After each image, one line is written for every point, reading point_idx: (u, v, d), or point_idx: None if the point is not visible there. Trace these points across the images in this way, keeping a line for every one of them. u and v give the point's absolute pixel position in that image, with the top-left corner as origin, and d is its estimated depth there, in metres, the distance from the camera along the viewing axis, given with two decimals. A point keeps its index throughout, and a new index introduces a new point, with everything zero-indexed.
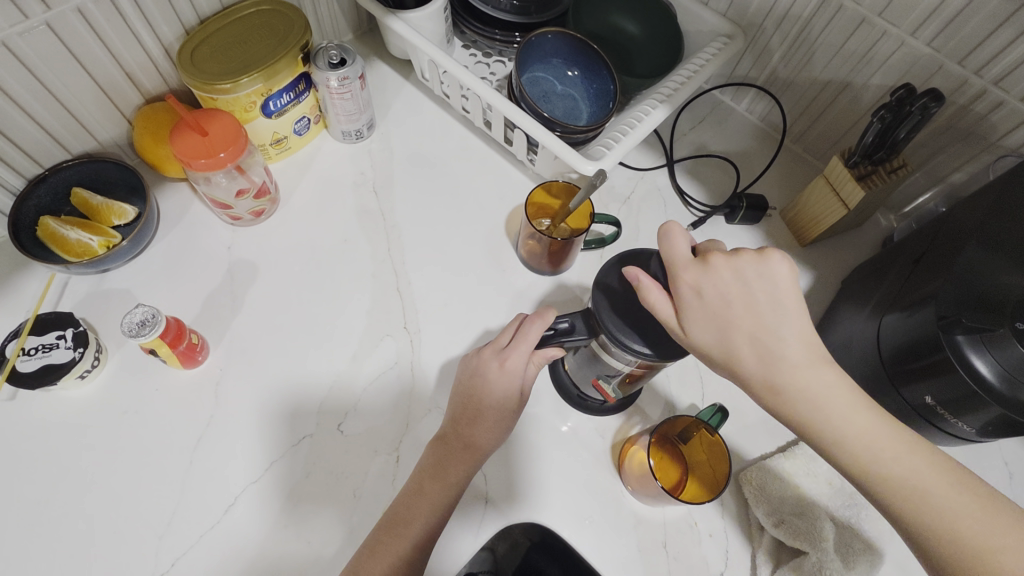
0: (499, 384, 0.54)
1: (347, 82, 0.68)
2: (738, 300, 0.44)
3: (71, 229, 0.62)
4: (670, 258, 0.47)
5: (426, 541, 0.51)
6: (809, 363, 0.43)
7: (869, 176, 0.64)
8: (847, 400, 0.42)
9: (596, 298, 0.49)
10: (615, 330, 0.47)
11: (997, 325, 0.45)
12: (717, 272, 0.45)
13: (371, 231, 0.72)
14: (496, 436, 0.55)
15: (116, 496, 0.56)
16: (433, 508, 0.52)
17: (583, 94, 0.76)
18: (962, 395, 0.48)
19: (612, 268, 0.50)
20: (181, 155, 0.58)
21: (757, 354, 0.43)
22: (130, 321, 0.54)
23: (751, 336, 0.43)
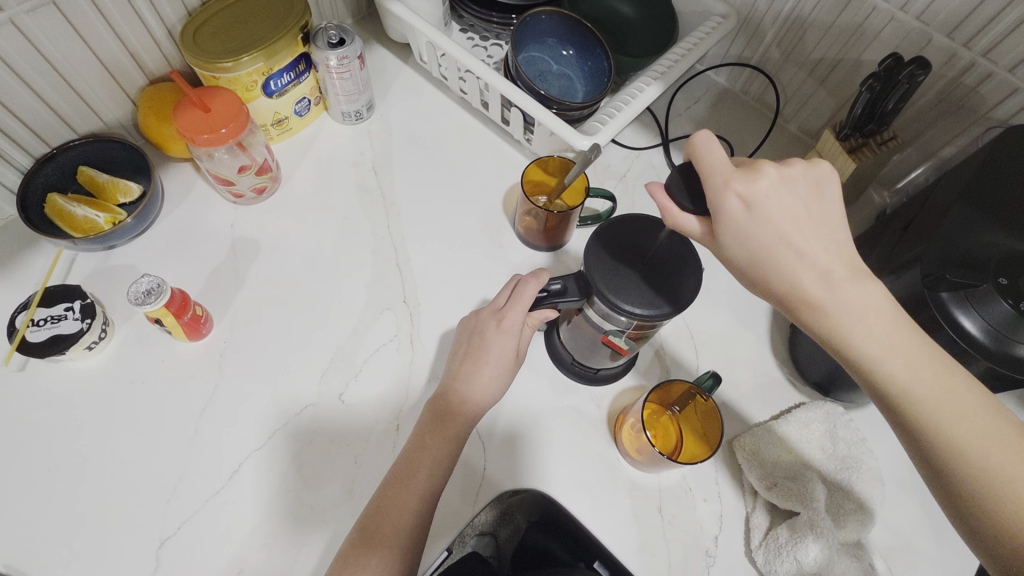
0: (498, 340, 0.57)
1: (346, 61, 0.69)
2: (785, 210, 0.41)
3: (78, 206, 0.63)
4: (714, 165, 0.42)
5: (427, 498, 0.52)
6: (853, 278, 0.41)
7: (860, 148, 0.66)
8: (890, 317, 0.40)
9: (586, 256, 0.50)
10: (605, 289, 0.48)
11: (981, 281, 0.47)
12: (769, 180, 0.42)
13: (370, 210, 0.74)
14: (493, 392, 0.57)
15: (125, 463, 0.57)
16: (435, 460, 0.53)
17: (579, 74, 0.77)
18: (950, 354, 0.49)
19: (603, 229, 0.51)
20: (184, 130, 0.60)
21: (803, 266, 0.41)
22: (136, 290, 0.55)
23: (797, 247, 0.41)
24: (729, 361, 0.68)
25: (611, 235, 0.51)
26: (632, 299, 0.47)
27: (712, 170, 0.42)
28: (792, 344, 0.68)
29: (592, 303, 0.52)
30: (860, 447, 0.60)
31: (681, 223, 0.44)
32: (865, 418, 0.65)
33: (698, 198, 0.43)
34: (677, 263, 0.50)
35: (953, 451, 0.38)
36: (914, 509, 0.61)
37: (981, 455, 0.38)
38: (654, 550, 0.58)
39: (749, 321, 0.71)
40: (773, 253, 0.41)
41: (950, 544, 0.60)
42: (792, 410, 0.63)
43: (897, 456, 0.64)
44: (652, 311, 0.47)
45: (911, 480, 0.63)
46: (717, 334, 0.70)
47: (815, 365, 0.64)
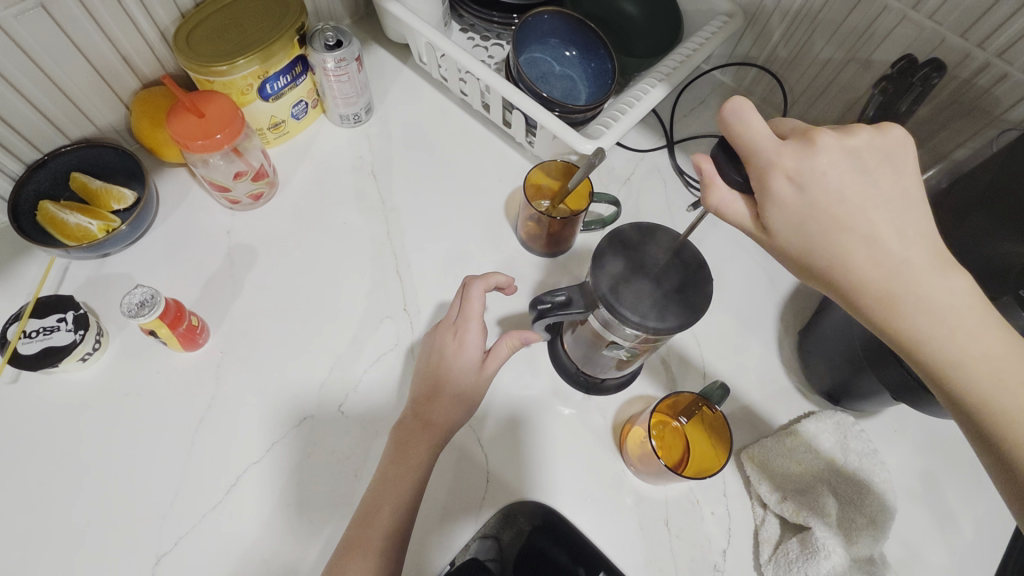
0: (461, 355, 0.56)
1: (344, 64, 0.67)
2: (849, 187, 0.37)
3: (70, 213, 0.62)
4: (761, 142, 0.39)
5: (402, 527, 0.50)
6: (937, 267, 0.36)
7: None
8: (976, 311, 0.36)
9: (592, 266, 0.49)
10: (612, 299, 0.47)
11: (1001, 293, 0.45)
12: (826, 155, 0.38)
13: (369, 215, 0.72)
14: (455, 415, 0.55)
15: (119, 477, 0.56)
16: (400, 494, 0.51)
17: (582, 75, 0.76)
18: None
19: (614, 240, 0.50)
20: (178, 136, 0.58)
21: (874, 252, 0.37)
22: (129, 301, 0.54)
23: (868, 233, 0.37)
24: (736, 369, 0.67)
25: (622, 247, 0.49)
26: (633, 309, 0.46)
27: (755, 145, 0.38)
28: (800, 352, 0.66)
29: (599, 314, 0.51)
30: (871, 459, 0.58)
31: (724, 203, 0.41)
32: (876, 427, 0.64)
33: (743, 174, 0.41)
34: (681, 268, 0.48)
35: None
36: (925, 519, 0.60)
37: None
38: (661, 564, 0.57)
39: (756, 327, 0.69)
40: (836, 241, 0.37)
41: (962, 554, 0.59)
42: (803, 419, 0.62)
43: (908, 466, 0.63)
44: (647, 325, 0.46)
45: (922, 490, 0.62)
46: (724, 341, 0.68)
47: (824, 374, 0.63)
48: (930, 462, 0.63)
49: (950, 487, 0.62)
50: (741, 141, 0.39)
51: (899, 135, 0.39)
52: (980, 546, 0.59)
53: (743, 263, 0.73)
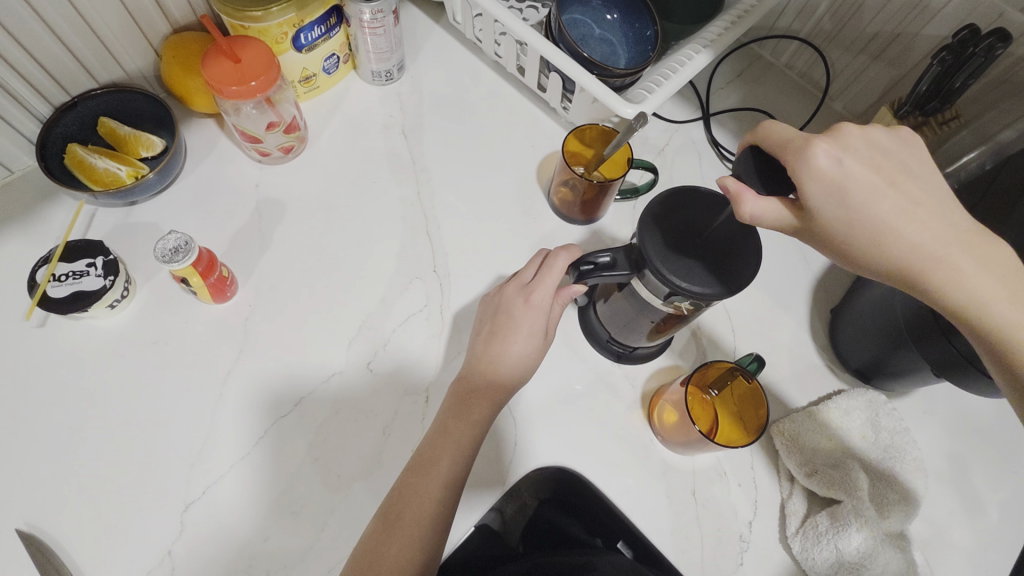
0: (527, 318, 0.54)
1: (380, 15, 0.66)
2: (874, 170, 0.41)
3: (98, 157, 0.61)
4: (787, 133, 0.42)
5: (456, 479, 0.49)
6: (971, 234, 0.40)
7: (920, 127, 0.64)
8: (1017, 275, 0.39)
9: (640, 236, 0.47)
10: (667, 273, 0.45)
11: None
12: (854, 141, 0.42)
13: (400, 175, 0.71)
14: (519, 375, 0.54)
15: (148, 426, 0.55)
16: (459, 449, 0.50)
17: (622, 40, 0.73)
18: None
19: (657, 203, 0.48)
20: (212, 81, 0.57)
21: (913, 220, 0.40)
22: (163, 247, 0.52)
23: (907, 203, 0.41)
24: (767, 344, 0.66)
25: (671, 208, 0.48)
26: (685, 273, 0.45)
27: (791, 135, 0.42)
28: (832, 330, 0.66)
29: (642, 277, 0.49)
30: (902, 437, 0.58)
31: (761, 203, 0.42)
32: (906, 408, 0.64)
33: (770, 183, 0.43)
34: (734, 232, 0.46)
35: None
36: (949, 499, 0.61)
37: None
38: (686, 533, 0.57)
39: (787, 304, 0.69)
40: (882, 211, 0.40)
41: (986, 535, 0.59)
42: (832, 397, 0.62)
43: (936, 447, 0.63)
44: (706, 290, 0.44)
45: (948, 472, 0.62)
46: (755, 317, 0.68)
47: (857, 351, 0.62)
48: (956, 445, 0.63)
49: (977, 471, 0.62)
50: (772, 135, 0.42)
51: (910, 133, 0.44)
52: (1004, 529, 0.60)
53: (777, 239, 0.72)
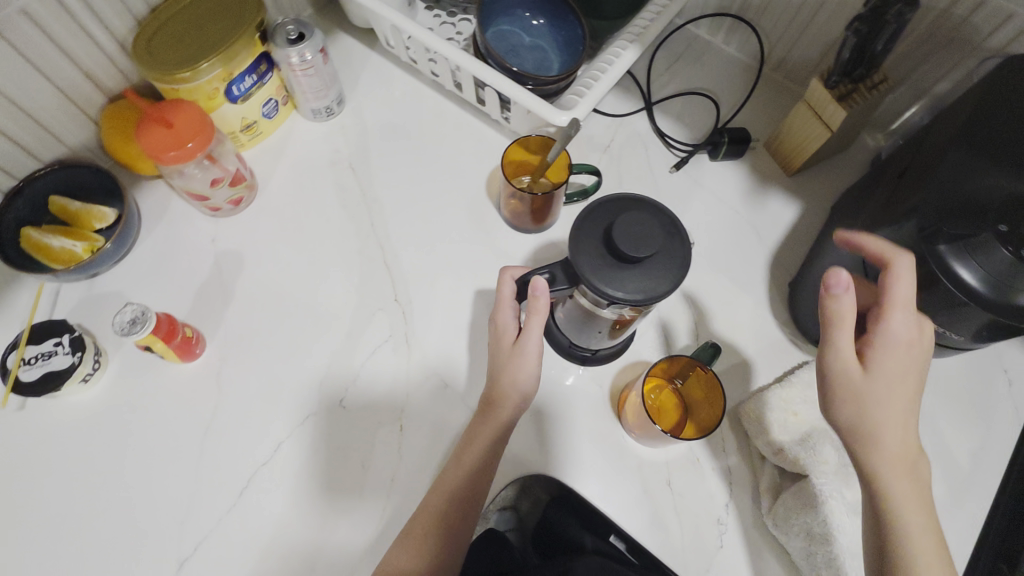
0: (523, 355, 0.54)
1: (308, 57, 0.66)
2: (892, 303, 0.46)
3: (53, 237, 0.62)
4: (631, 223, 0.46)
5: (477, 491, 0.53)
6: (889, 355, 0.47)
7: (851, 95, 0.63)
8: (901, 425, 0.47)
9: (570, 252, 0.47)
10: (599, 285, 0.46)
11: (981, 231, 0.42)
12: (904, 269, 0.45)
13: (352, 209, 0.72)
14: (514, 390, 0.54)
15: (137, 492, 0.57)
16: (464, 466, 0.53)
17: (552, 44, 0.73)
18: (941, 305, 0.47)
19: (585, 225, 0.48)
20: (149, 150, 0.58)
21: (885, 349, 0.47)
22: (122, 320, 0.54)
23: (882, 326, 0.47)
24: (729, 327, 0.68)
25: (593, 230, 0.48)
26: (614, 288, 0.45)
27: (629, 226, 0.46)
28: (791, 304, 0.67)
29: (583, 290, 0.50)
30: None
31: (611, 284, 0.45)
32: None
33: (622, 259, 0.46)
34: (661, 236, 0.46)
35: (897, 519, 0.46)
36: None
37: (913, 553, 0.44)
38: (665, 523, 0.59)
39: (746, 284, 0.70)
40: (874, 340, 0.47)
41: (958, 486, 0.62)
42: (794, 370, 0.64)
43: None
44: (626, 300, 0.45)
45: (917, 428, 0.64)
46: (714, 301, 0.69)
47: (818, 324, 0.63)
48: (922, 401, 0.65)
49: (943, 423, 0.65)
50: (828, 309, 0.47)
51: (909, 258, 0.46)
52: (973, 476, 0.63)
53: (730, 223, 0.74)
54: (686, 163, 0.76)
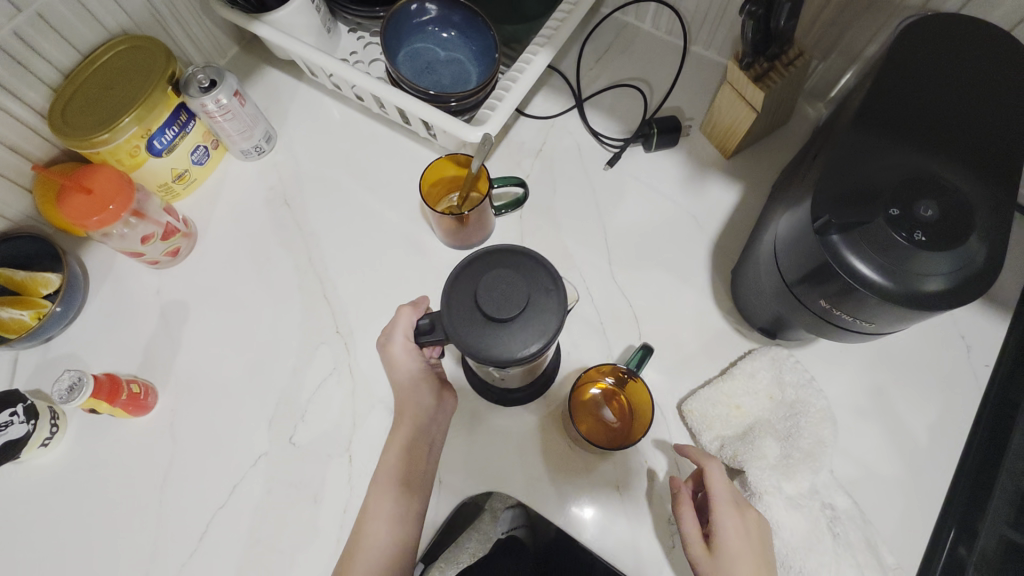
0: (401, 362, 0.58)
1: (223, 103, 0.67)
2: (733, 517, 0.52)
3: (0, 309, 0.64)
4: (494, 282, 0.46)
5: (410, 472, 0.56)
6: (737, 557, 0.50)
7: (767, 74, 0.61)
8: (742, 553, 0.50)
9: (439, 295, 0.48)
10: (451, 336, 0.46)
11: (871, 218, 0.42)
12: (718, 480, 0.53)
13: (290, 246, 0.73)
14: (415, 390, 0.58)
15: (103, 546, 0.60)
16: (397, 467, 0.56)
17: (469, 55, 0.72)
18: (846, 301, 0.45)
19: (453, 285, 0.48)
20: (73, 219, 0.60)
21: (733, 538, 0.51)
22: (60, 388, 0.57)
23: (736, 542, 0.51)
24: (672, 323, 0.67)
25: (461, 289, 0.48)
26: (478, 345, 0.45)
27: (489, 286, 0.46)
28: (732, 293, 0.66)
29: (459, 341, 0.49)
30: (808, 388, 0.60)
31: (472, 343, 0.46)
32: (817, 354, 0.64)
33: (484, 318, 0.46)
34: (527, 306, 0.46)
35: None
36: (870, 434, 0.62)
37: None
38: (616, 528, 0.59)
39: (687, 276, 0.69)
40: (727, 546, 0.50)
41: (916, 463, 0.61)
42: (739, 361, 0.63)
43: (855, 384, 0.64)
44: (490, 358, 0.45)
45: (871, 406, 0.63)
46: (656, 298, 0.68)
47: (758, 313, 0.62)
48: (875, 378, 0.64)
49: (898, 398, 0.63)
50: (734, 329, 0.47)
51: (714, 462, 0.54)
52: (932, 451, 0.61)
53: (669, 215, 0.72)
54: (619, 158, 0.74)
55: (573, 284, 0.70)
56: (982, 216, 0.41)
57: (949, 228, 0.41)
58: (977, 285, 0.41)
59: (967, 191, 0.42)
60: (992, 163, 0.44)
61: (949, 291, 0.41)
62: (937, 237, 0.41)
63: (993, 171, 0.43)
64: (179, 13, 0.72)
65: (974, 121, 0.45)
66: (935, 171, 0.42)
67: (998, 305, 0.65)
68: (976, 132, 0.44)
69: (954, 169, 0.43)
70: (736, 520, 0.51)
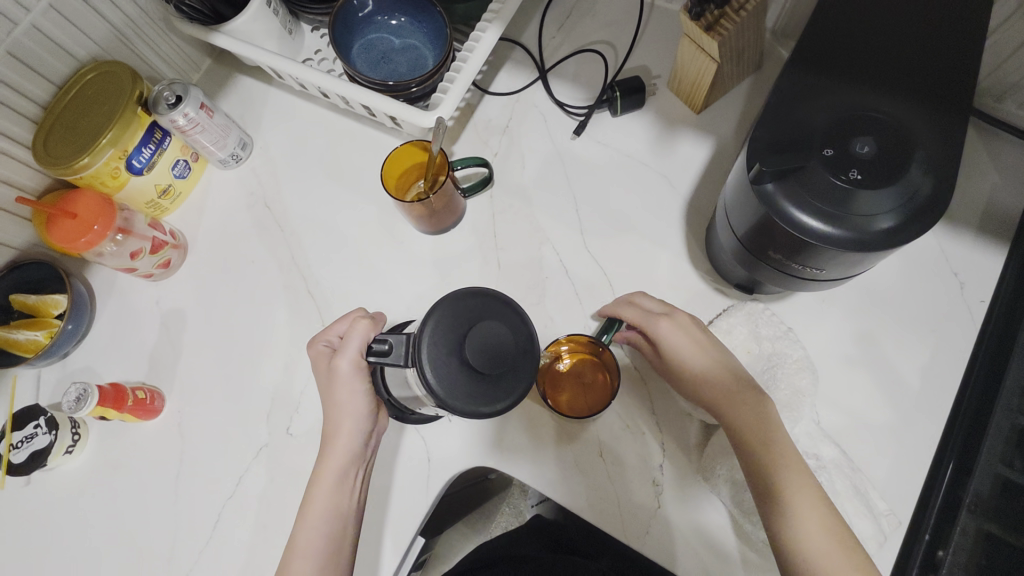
0: (347, 383, 0.57)
1: (192, 117, 0.69)
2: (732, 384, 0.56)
3: (17, 331, 0.69)
4: (482, 334, 0.50)
5: (340, 504, 0.56)
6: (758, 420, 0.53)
7: (719, 23, 0.59)
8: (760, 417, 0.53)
9: (421, 338, 0.50)
10: (430, 380, 0.48)
11: (804, 161, 0.41)
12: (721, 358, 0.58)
13: (273, 248, 0.75)
14: (354, 418, 0.57)
15: (129, 541, 0.65)
16: (329, 495, 0.55)
17: (424, 39, 0.72)
18: (795, 252, 0.44)
19: (436, 331, 0.50)
20: (65, 242, 0.65)
21: (748, 405, 0.54)
22: (69, 399, 0.63)
23: (754, 408, 0.54)
24: (648, 287, 0.67)
25: (445, 337, 0.49)
26: (459, 398, 0.48)
27: (477, 337, 0.49)
28: (707, 251, 0.65)
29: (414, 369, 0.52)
30: (784, 340, 0.59)
31: (451, 394, 0.48)
32: (800, 305, 0.62)
33: (462, 369, 0.49)
34: (507, 358, 0.50)
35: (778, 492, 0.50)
36: (861, 383, 0.60)
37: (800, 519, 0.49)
38: (601, 492, 0.60)
39: (662, 238, 0.68)
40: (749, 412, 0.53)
41: (910, 408, 0.58)
42: (715, 318, 0.62)
43: (841, 332, 0.61)
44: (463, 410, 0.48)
45: (860, 354, 0.61)
46: (631, 263, 0.68)
47: (731, 269, 0.61)
48: (864, 325, 0.61)
49: (889, 344, 0.60)
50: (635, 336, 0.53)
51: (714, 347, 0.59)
52: (927, 395, 0.59)
53: (640, 178, 0.71)
54: (586, 126, 0.73)
55: (547, 258, 0.70)
56: (921, 146, 0.41)
57: (886, 163, 0.41)
58: (928, 217, 0.40)
59: (903, 123, 0.42)
60: (931, 91, 0.43)
61: (899, 227, 0.40)
62: (873, 175, 0.41)
63: (932, 99, 0.42)
64: (144, 33, 0.75)
65: (910, 50, 0.44)
66: (865, 106, 0.42)
67: (994, 235, 0.61)
68: (909, 61, 0.43)
69: (888, 103, 0.42)
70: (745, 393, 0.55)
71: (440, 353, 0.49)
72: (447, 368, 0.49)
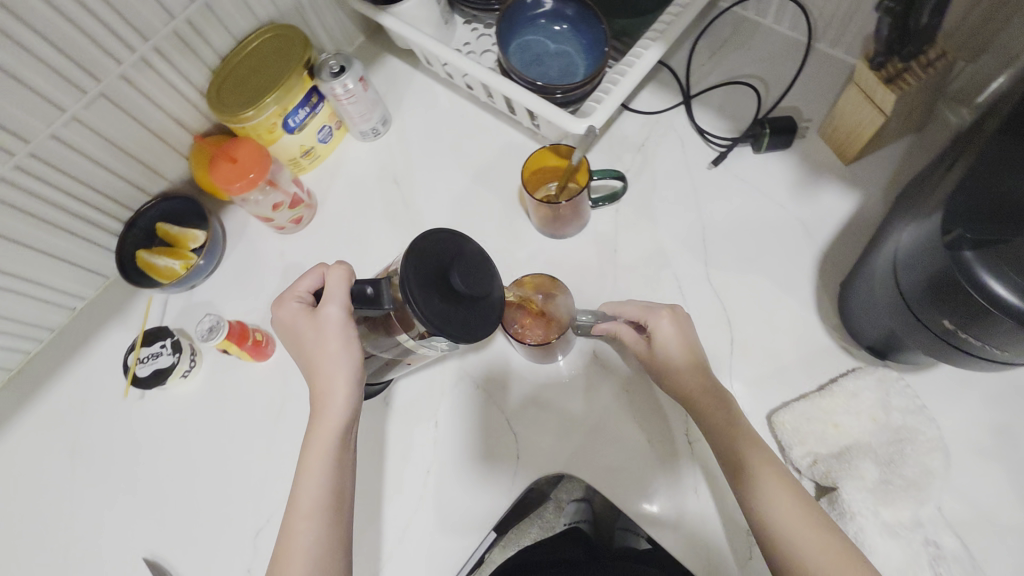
0: (331, 338, 0.55)
1: (350, 87, 0.73)
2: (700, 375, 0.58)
3: (159, 257, 0.74)
4: (462, 269, 0.50)
5: (334, 470, 0.55)
6: (751, 441, 0.54)
7: (901, 76, 0.57)
8: (754, 441, 0.54)
9: (404, 269, 0.48)
10: (423, 311, 0.47)
11: (1015, 235, 0.39)
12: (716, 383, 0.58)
13: (398, 222, 0.78)
14: (343, 376, 0.56)
15: (224, 470, 0.69)
16: (325, 461, 0.54)
17: (578, 48, 0.73)
18: (979, 326, 0.42)
19: (417, 266, 0.49)
20: (221, 183, 0.69)
21: (740, 428, 0.55)
22: (202, 327, 0.67)
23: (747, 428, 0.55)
24: (768, 330, 0.65)
25: (429, 271, 0.49)
26: (453, 326, 0.48)
27: (458, 271, 0.50)
28: (840, 307, 0.62)
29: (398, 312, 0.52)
30: (917, 415, 0.56)
31: (446, 322, 0.48)
32: (935, 381, 0.59)
33: (449, 301, 0.49)
34: (487, 293, 0.51)
35: (769, 509, 0.51)
36: (995, 478, 0.56)
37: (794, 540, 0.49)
38: (688, 526, 0.60)
39: (790, 284, 0.66)
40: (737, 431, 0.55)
41: None
42: (841, 377, 0.60)
43: (977, 419, 0.57)
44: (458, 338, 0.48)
45: (997, 446, 0.56)
46: (753, 304, 0.66)
47: (867, 329, 0.58)
48: (1005, 416, 0.57)
49: None
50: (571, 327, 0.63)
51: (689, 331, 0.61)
52: None
53: (775, 219, 0.69)
54: (724, 158, 0.72)
55: (665, 282, 0.69)
56: None
57: None
58: None
59: None
60: None
61: None
62: None
63: None
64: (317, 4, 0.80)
65: None
66: None
67: None
68: None
69: None
70: (724, 402, 0.57)
71: (424, 287, 0.48)
72: (435, 299, 0.48)
